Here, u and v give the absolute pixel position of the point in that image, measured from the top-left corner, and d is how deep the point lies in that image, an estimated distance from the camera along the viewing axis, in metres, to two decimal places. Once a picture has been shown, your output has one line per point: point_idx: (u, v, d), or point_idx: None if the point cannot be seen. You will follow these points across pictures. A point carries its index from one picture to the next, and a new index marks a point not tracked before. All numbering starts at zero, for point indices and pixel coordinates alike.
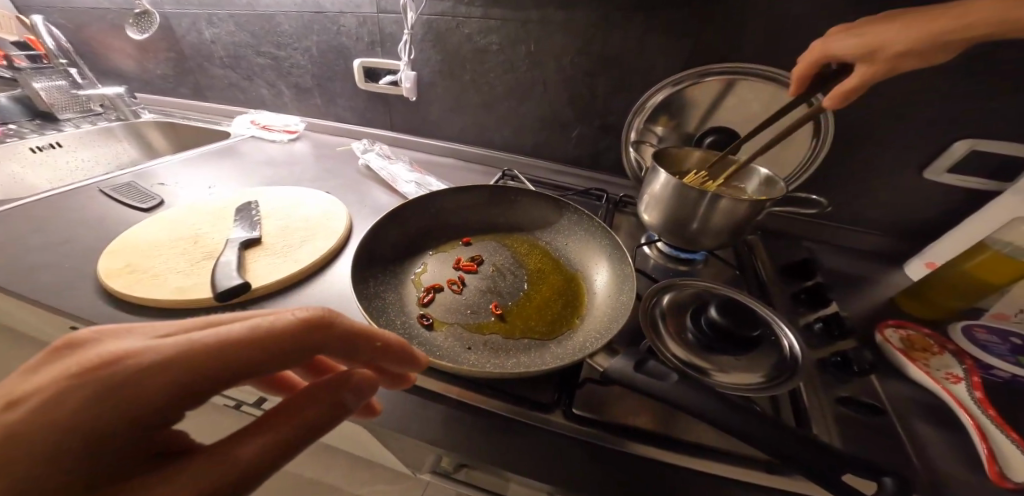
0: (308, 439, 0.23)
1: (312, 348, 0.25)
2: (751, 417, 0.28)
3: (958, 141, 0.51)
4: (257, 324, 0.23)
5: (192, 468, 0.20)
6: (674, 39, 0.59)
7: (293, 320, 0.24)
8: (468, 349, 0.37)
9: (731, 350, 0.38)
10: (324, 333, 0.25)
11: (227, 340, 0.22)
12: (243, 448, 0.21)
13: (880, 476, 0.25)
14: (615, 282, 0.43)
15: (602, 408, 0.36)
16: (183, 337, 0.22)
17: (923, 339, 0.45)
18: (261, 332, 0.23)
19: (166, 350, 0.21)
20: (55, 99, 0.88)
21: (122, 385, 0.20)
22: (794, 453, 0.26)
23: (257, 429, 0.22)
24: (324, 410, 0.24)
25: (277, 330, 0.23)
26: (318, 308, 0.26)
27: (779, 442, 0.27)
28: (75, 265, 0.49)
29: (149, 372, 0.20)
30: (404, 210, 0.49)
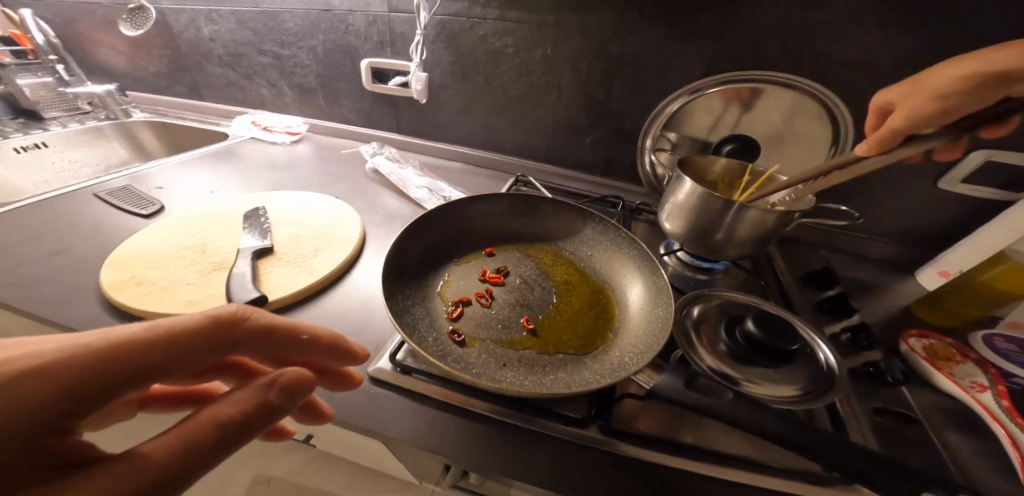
0: (232, 439, 0.22)
1: (223, 346, 0.25)
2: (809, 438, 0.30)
3: (975, 151, 0.51)
4: (160, 322, 0.22)
5: (98, 472, 0.18)
6: (695, 45, 0.59)
7: (202, 317, 0.24)
8: (504, 365, 0.35)
9: (767, 362, 0.38)
10: (237, 331, 0.25)
11: (128, 338, 0.21)
12: (157, 446, 0.20)
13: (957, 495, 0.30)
14: (647, 294, 0.42)
15: (642, 423, 0.36)
16: (70, 340, 0.20)
17: (945, 347, 0.45)
18: (166, 330, 0.22)
19: (57, 353, 0.20)
20: (41, 97, 0.84)
21: (2, 392, 0.18)
22: (880, 477, 0.29)
23: (173, 430, 0.21)
24: (251, 409, 0.23)
25: (184, 327, 0.23)
26: (229, 305, 0.26)
27: (856, 467, 0.30)
28: (74, 275, 0.47)
29: (40, 373, 0.19)
30: (428, 218, 0.47)
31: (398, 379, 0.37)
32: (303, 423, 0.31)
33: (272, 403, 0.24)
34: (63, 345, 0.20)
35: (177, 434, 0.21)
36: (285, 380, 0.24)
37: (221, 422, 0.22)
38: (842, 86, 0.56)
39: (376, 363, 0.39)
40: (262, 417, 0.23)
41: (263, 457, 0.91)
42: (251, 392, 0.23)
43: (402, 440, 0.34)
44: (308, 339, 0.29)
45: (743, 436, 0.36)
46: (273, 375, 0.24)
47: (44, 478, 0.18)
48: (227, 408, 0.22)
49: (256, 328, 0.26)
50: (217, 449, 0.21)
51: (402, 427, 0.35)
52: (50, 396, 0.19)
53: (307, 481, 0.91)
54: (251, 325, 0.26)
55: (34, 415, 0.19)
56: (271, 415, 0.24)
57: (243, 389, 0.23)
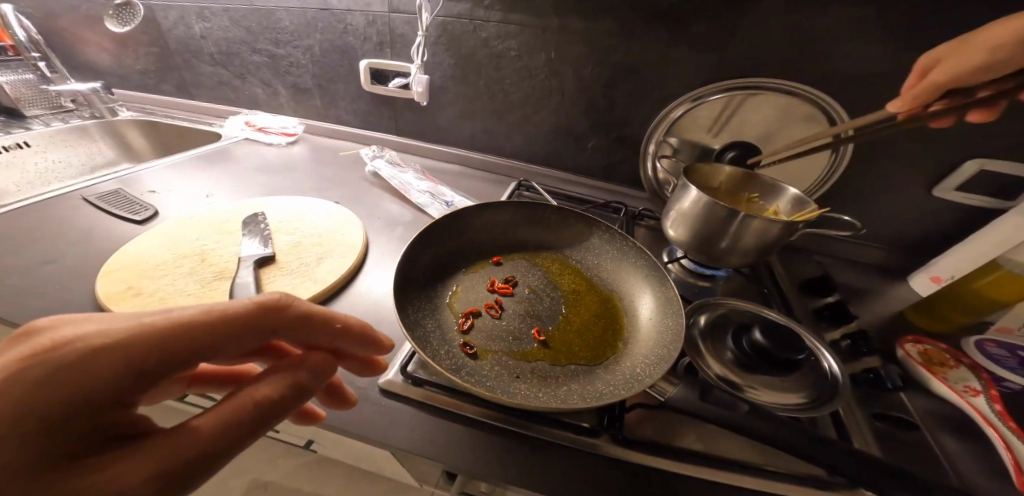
0: (272, 418, 0.22)
1: (266, 333, 0.25)
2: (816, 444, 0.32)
3: (966, 161, 0.53)
4: (212, 307, 0.22)
5: (159, 443, 0.19)
6: (698, 52, 0.59)
7: (249, 304, 0.24)
8: (517, 377, 0.35)
9: (774, 370, 0.39)
10: (278, 318, 0.25)
11: (181, 320, 0.21)
12: (206, 421, 0.20)
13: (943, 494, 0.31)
14: (657, 304, 0.42)
15: (649, 432, 0.36)
16: (131, 320, 0.21)
17: (939, 353, 0.47)
18: (217, 316, 0.22)
19: (121, 333, 0.20)
20: (22, 94, 0.80)
21: (76, 368, 0.19)
22: (876, 480, 0.30)
23: (220, 406, 0.21)
24: (286, 391, 0.24)
25: (232, 314, 0.23)
26: (273, 293, 0.25)
27: (849, 468, 0.31)
28: (67, 285, 0.45)
29: (107, 353, 0.20)
30: (434, 229, 0.47)
31: (409, 391, 0.37)
32: (330, 406, 0.33)
33: (304, 385, 0.25)
34: (124, 326, 0.20)
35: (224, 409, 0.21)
36: (314, 364, 0.25)
37: (261, 401, 0.23)
38: (841, 95, 0.57)
39: (386, 374, 0.38)
40: (294, 398, 0.24)
41: (258, 463, 0.90)
42: (283, 375, 0.24)
43: (415, 452, 0.34)
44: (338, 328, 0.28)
45: (750, 442, 0.37)
46: (305, 358, 0.25)
47: (111, 447, 0.19)
48: (267, 388, 0.23)
49: (295, 316, 0.26)
50: (255, 427, 0.22)
51: (414, 439, 0.34)
52: (117, 374, 0.20)
53: (304, 486, 0.91)
54: (289, 314, 0.26)
55: (100, 393, 0.19)
56: (303, 396, 0.24)
57: (278, 371, 0.24)
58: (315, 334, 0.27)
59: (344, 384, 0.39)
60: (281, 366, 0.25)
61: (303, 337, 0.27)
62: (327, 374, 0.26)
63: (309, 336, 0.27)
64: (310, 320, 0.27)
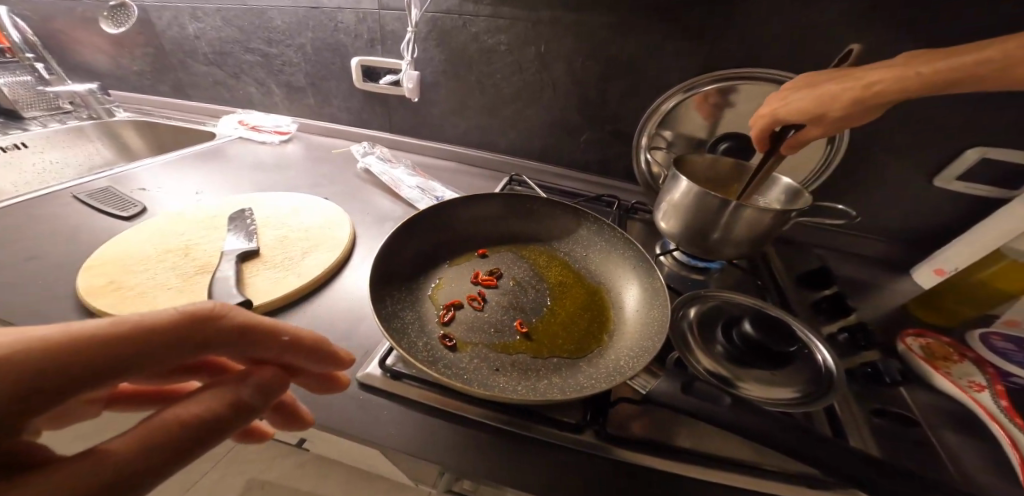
0: (202, 444, 0.19)
1: (201, 347, 0.21)
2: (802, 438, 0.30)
3: (969, 148, 0.51)
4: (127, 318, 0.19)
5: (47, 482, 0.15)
6: (689, 43, 0.58)
7: (177, 315, 0.20)
8: (497, 370, 0.34)
9: (766, 364, 0.38)
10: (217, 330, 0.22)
11: (88, 333, 0.18)
12: (113, 451, 0.17)
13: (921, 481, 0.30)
14: (643, 295, 0.41)
15: (634, 427, 0.35)
16: (17, 332, 0.17)
17: (942, 347, 0.45)
18: (134, 328, 0.19)
19: (5, 346, 0.16)
20: (19, 96, 0.81)
21: None
22: (859, 473, 0.29)
23: (136, 433, 0.18)
24: (224, 413, 0.21)
25: (154, 326, 0.19)
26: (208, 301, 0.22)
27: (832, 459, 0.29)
28: (51, 280, 0.45)
29: None
30: (417, 221, 0.46)
31: (389, 385, 0.36)
32: (281, 428, 0.30)
33: (247, 405, 0.22)
34: (7, 338, 0.16)
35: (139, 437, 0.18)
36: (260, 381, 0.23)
37: (189, 426, 0.19)
38: None
39: (365, 368, 0.38)
40: (233, 420, 0.21)
41: (255, 462, 0.90)
42: (219, 394, 0.21)
43: (392, 447, 0.33)
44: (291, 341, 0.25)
45: (741, 440, 0.35)
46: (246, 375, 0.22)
47: None
48: (198, 410, 0.20)
49: (238, 328, 0.22)
50: (180, 456, 0.19)
51: (391, 434, 0.33)
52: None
53: (301, 486, 0.90)
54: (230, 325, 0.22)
55: None
56: (244, 417, 0.22)
57: (214, 390, 0.21)
58: (264, 347, 0.24)
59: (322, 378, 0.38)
60: (216, 384, 0.21)
61: (249, 351, 0.23)
62: (272, 393, 0.24)
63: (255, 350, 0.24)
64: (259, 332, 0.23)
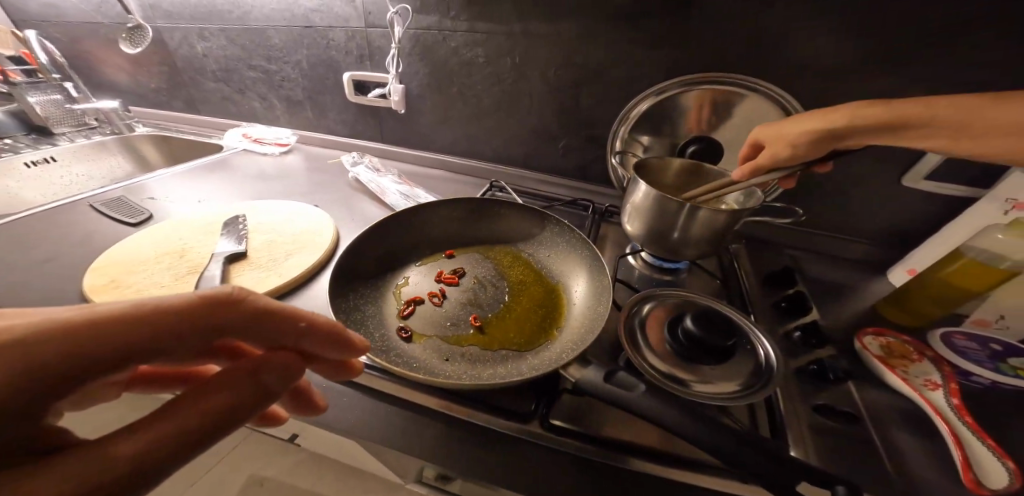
0: (222, 424, 0.23)
1: (218, 329, 0.25)
2: (707, 430, 0.28)
3: (933, 148, 0.50)
4: (154, 303, 0.23)
5: (93, 449, 0.20)
6: (654, 51, 0.60)
7: (196, 299, 0.24)
8: (446, 360, 0.37)
9: (708, 359, 0.39)
10: (231, 312, 0.25)
11: (119, 315, 0.22)
12: (127, 447, 0.20)
13: (835, 485, 0.27)
14: (594, 292, 0.43)
15: (579, 419, 0.37)
16: (63, 316, 0.21)
17: (901, 346, 0.45)
18: (159, 311, 0.23)
19: (60, 325, 0.21)
20: (51, 114, 0.90)
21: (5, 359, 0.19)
22: (762, 472, 0.27)
23: (170, 410, 0.22)
24: (244, 394, 0.24)
25: (175, 308, 0.23)
26: (225, 287, 0.26)
27: (731, 449, 0.27)
28: (65, 279, 0.50)
29: (42, 346, 0.20)
30: (388, 223, 0.49)
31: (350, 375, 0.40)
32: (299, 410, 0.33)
33: (264, 389, 0.25)
34: (59, 320, 0.21)
35: (172, 416, 0.22)
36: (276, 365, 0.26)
37: (212, 406, 0.23)
38: (799, 86, 0.57)
39: None
40: (252, 402, 0.24)
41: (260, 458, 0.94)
42: (242, 376, 0.24)
43: (348, 433, 0.36)
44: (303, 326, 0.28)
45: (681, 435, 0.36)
46: (265, 359, 0.25)
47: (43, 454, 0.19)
48: (220, 392, 0.23)
49: (252, 311, 0.26)
50: (205, 434, 0.22)
51: (351, 421, 0.36)
52: (51, 366, 0.20)
53: (298, 482, 0.94)
54: (243, 308, 0.26)
55: (37, 385, 0.20)
56: (262, 398, 0.25)
57: (236, 373, 0.24)
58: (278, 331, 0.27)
59: None
60: (240, 366, 0.25)
61: (265, 335, 0.27)
62: (291, 376, 0.26)
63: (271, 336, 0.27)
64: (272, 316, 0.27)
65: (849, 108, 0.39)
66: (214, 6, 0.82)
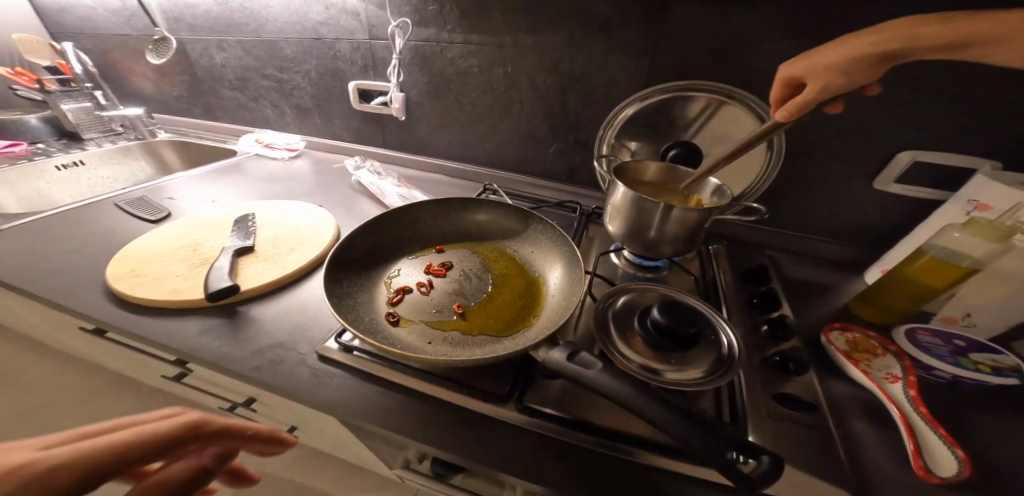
0: None
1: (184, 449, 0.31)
2: (652, 402, 0.31)
3: (902, 151, 0.53)
4: (140, 433, 0.29)
5: None
6: (635, 62, 0.64)
7: (170, 423, 0.31)
8: (429, 343, 0.40)
9: (677, 349, 0.42)
10: (198, 432, 0.32)
11: (107, 444, 0.27)
12: None
13: (761, 456, 0.29)
14: (571, 283, 0.46)
15: (552, 403, 0.40)
16: (59, 453, 0.25)
17: (866, 341, 0.47)
18: (147, 437, 0.29)
19: (60, 457, 0.25)
20: (81, 120, 0.98)
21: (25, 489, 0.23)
22: (693, 439, 0.28)
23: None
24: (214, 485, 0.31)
25: (155, 434, 0.29)
26: (194, 411, 0.33)
27: (666, 421, 0.29)
28: (89, 269, 0.55)
29: (48, 475, 0.24)
30: (383, 220, 0.53)
31: (342, 357, 0.43)
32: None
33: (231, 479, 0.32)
34: (64, 455, 0.25)
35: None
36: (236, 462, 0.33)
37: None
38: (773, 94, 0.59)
39: (325, 343, 0.45)
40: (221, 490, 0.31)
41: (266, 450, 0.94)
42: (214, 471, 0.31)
43: (338, 409, 0.39)
44: (251, 433, 0.35)
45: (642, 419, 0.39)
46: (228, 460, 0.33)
47: None
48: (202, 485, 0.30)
49: (216, 427, 0.33)
50: None
51: (343, 399, 0.40)
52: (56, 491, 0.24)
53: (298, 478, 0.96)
54: (210, 426, 0.33)
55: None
56: None
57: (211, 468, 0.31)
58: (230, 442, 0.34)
59: (289, 349, 0.45)
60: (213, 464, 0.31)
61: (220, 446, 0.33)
62: None
63: (226, 446, 0.34)
64: (229, 428, 0.34)
65: (892, 27, 0.36)
66: (233, 19, 0.88)
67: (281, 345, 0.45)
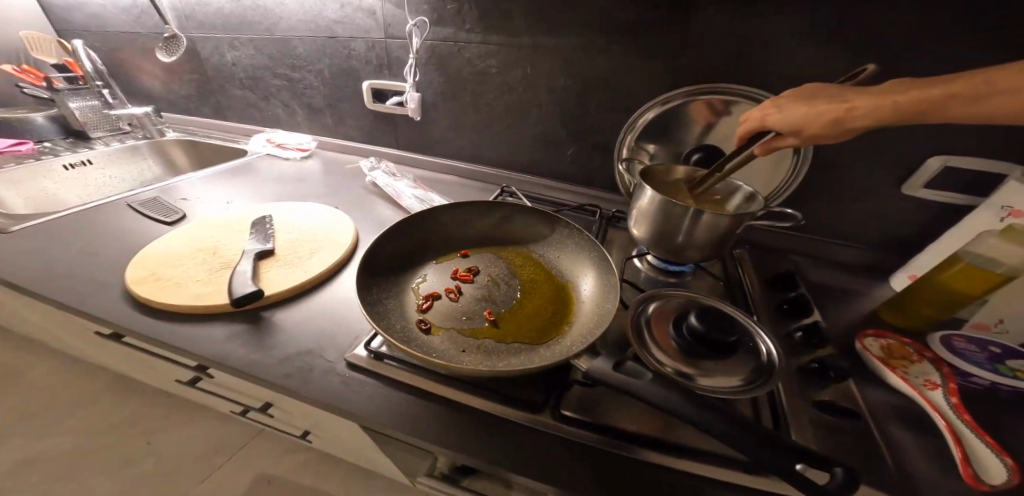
0: None
1: None
2: (704, 410, 0.30)
3: (930, 157, 0.52)
4: None
5: None
6: (658, 64, 0.63)
7: None
8: (463, 351, 0.40)
9: (714, 356, 0.41)
10: None
11: None
12: None
13: (833, 467, 0.28)
14: (603, 290, 0.45)
15: (588, 410, 0.39)
16: None
17: (902, 347, 0.47)
18: None
19: None
20: (88, 119, 0.96)
21: None
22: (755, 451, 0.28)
23: None
24: None
25: None
26: None
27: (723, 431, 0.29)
28: (105, 273, 0.54)
29: None
30: (407, 224, 0.52)
31: (372, 364, 0.42)
32: None
33: None
34: None
35: None
36: None
37: None
38: None
39: (354, 350, 0.44)
40: None
41: (276, 450, 0.88)
42: None
43: (370, 419, 0.38)
44: None
45: (679, 425, 0.38)
46: None
47: None
48: None
49: None
50: None
51: (373, 408, 0.39)
52: None
53: None
54: None
55: None
56: None
57: None
58: None
59: (316, 356, 0.44)
60: None
61: None
62: None
63: None
64: None
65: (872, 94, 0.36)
66: (245, 17, 0.87)
67: (306, 351, 0.44)
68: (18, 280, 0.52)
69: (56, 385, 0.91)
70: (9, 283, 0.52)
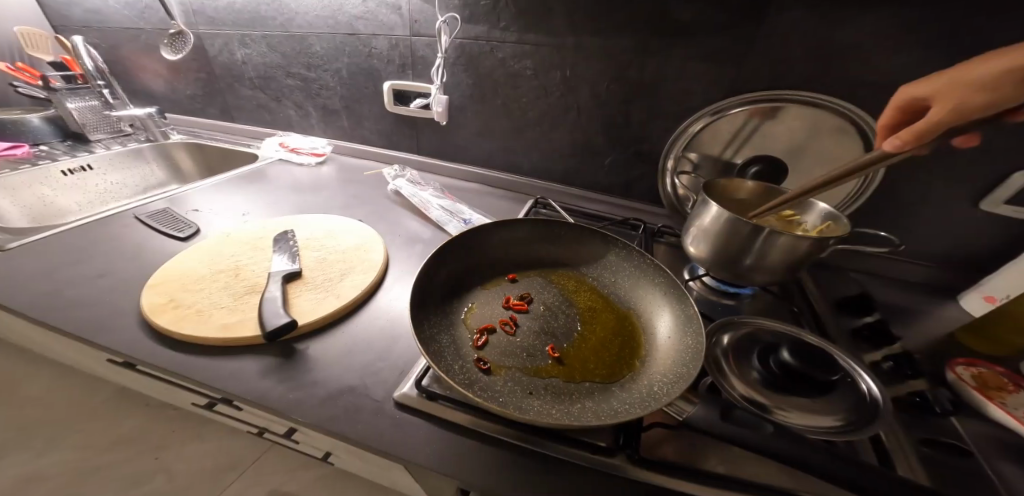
0: None
1: None
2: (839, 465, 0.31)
3: (1013, 174, 0.49)
4: None
5: None
6: (713, 67, 0.59)
7: None
8: (530, 394, 0.35)
9: (805, 391, 0.37)
10: None
11: None
12: None
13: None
14: (676, 323, 0.42)
15: (660, 449, 0.34)
16: None
17: (995, 376, 0.43)
18: None
19: None
20: (88, 120, 0.91)
21: None
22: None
23: None
24: None
25: None
26: None
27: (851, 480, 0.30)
28: (115, 298, 0.49)
29: None
30: (451, 248, 0.48)
31: (424, 405, 0.38)
32: None
33: None
34: None
35: None
36: None
37: None
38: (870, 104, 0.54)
39: (402, 388, 0.39)
40: None
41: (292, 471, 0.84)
42: None
43: (423, 466, 0.34)
44: None
45: (769, 463, 0.33)
46: None
47: None
48: None
49: None
50: None
51: (427, 454, 0.34)
52: None
53: None
54: None
55: None
56: None
57: None
58: None
59: (362, 396, 0.39)
60: None
61: None
62: None
63: None
64: None
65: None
66: (258, 12, 0.82)
67: (348, 388, 0.40)
68: (20, 305, 0.47)
69: (45, 397, 0.81)
70: (11, 308, 0.47)
